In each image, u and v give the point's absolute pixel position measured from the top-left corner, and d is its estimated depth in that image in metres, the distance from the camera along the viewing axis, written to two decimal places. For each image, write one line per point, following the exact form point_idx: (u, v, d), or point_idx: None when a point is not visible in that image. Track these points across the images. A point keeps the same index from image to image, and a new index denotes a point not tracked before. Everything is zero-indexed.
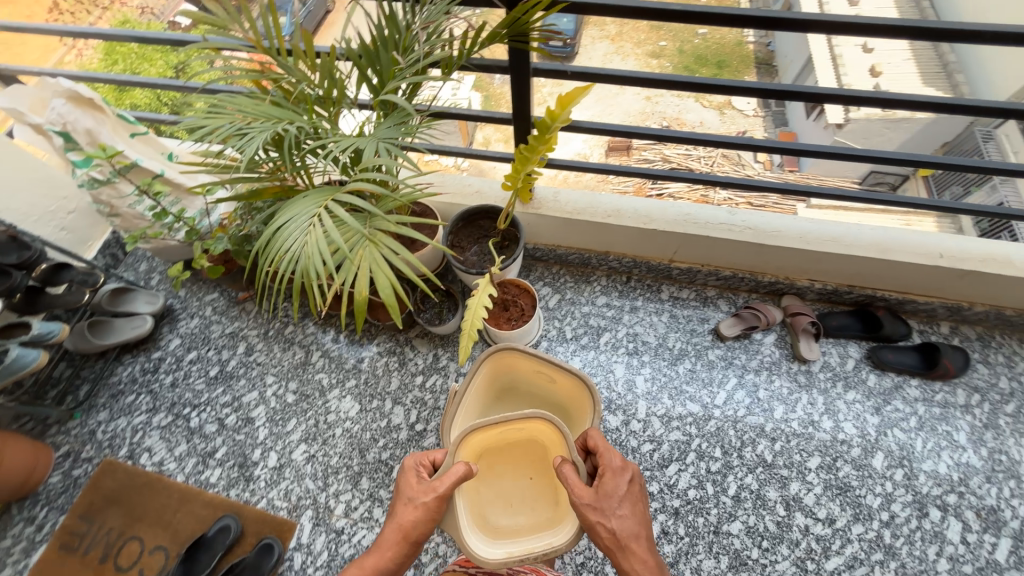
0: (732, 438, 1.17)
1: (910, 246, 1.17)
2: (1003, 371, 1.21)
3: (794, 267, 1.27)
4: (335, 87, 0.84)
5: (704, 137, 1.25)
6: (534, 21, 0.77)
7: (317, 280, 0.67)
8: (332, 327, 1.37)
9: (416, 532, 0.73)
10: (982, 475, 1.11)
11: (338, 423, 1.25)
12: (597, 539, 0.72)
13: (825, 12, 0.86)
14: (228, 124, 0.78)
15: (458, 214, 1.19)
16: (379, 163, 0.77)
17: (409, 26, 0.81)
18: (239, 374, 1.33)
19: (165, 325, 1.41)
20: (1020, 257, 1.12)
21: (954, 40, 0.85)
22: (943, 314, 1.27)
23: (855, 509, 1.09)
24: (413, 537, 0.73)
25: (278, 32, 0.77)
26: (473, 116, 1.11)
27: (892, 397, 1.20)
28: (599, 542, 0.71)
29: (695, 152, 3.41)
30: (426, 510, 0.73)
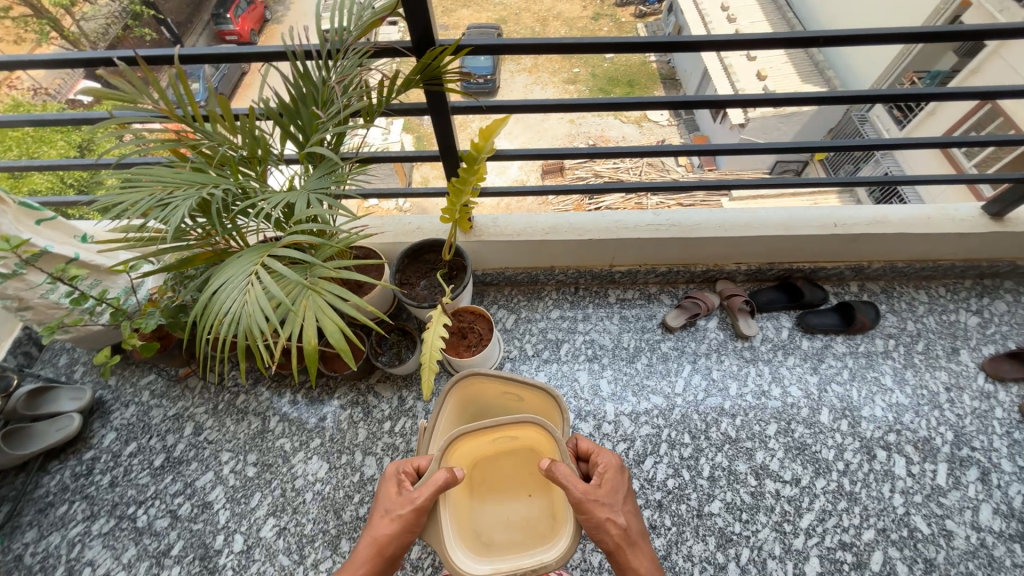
0: (698, 422, 1.24)
1: (810, 220, 1.32)
2: (908, 316, 1.37)
3: (720, 254, 1.39)
4: (259, 146, 0.85)
5: (621, 150, 1.36)
6: (445, 66, 0.83)
7: (261, 337, 0.66)
8: (287, 388, 1.31)
9: (390, 547, 0.74)
10: (911, 411, 1.23)
11: (307, 487, 1.18)
12: (607, 538, 0.75)
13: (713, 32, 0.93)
14: (149, 196, 0.75)
15: (401, 252, 1.21)
16: (313, 214, 0.77)
17: (325, 81, 0.84)
18: (190, 457, 1.23)
19: (96, 420, 1.29)
20: (894, 216, 1.31)
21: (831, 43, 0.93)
22: (850, 275, 1.43)
23: (815, 465, 1.17)
24: (386, 552, 0.74)
25: (191, 100, 0.77)
26: (403, 157, 1.14)
27: (825, 356, 1.32)
28: (608, 540, 0.74)
29: (622, 165, 3.67)
30: (399, 526, 0.74)
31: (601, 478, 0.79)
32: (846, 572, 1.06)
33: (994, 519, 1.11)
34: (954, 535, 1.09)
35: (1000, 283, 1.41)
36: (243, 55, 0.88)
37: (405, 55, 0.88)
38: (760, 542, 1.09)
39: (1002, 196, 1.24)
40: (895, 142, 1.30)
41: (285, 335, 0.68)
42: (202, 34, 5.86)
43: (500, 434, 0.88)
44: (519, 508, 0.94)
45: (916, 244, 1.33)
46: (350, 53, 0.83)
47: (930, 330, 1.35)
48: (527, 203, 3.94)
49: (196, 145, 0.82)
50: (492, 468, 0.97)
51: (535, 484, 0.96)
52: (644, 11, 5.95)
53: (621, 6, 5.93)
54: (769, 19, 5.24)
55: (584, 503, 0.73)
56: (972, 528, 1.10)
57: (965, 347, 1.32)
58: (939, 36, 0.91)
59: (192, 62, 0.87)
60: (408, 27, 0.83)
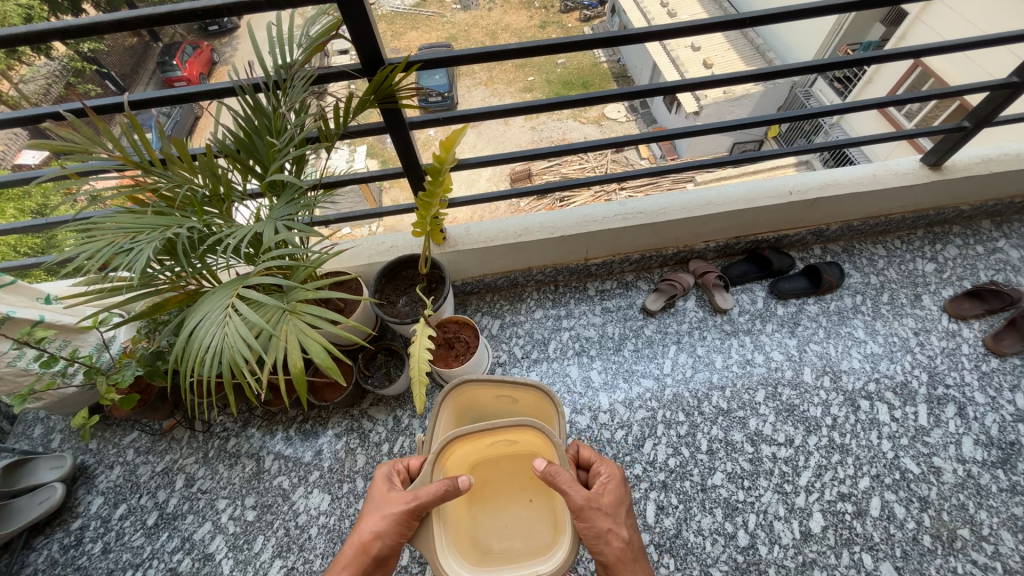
0: (689, 399, 1.26)
1: (767, 191, 1.38)
2: (870, 271, 1.44)
3: (688, 235, 1.43)
4: (221, 183, 0.86)
5: (581, 145, 1.39)
6: (397, 83, 0.84)
7: (246, 366, 0.64)
8: (278, 426, 1.29)
9: (376, 546, 0.75)
10: (886, 358, 1.29)
11: (311, 523, 1.16)
12: (608, 551, 0.75)
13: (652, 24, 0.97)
14: (111, 244, 0.74)
15: (378, 272, 1.21)
16: (281, 240, 0.77)
17: (277, 109, 0.85)
18: (185, 511, 1.19)
19: (81, 487, 1.23)
20: (843, 178, 1.38)
21: (761, 24, 0.98)
22: (812, 239, 1.50)
23: (805, 424, 1.21)
24: (371, 551, 0.75)
25: (146, 143, 0.77)
26: (366, 177, 1.14)
27: (800, 319, 1.38)
28: (609, 552, 0.75)
29: (589, 163, 3.77)
30: (385, 526, 0.75)
31: (604, 488, 0.81)
32: (849, 522, 1.10)
33: (976, 450, 1.16)
34: (942, 470, 1.14)
35: (949, 229, 1.50)
36: (192, 95, 0.88)
37: (353, 78, 0.89)
38: (764, 506, 1.12)
39: (936, 148, 1.33)
40: (838, 109, 1.36)
41: (270, 360, 0.66)
42: (149, 84, 5.73)
43: (501, 436, 0.89)
44: (519, 514, 0.95)
45: (867, 202, 1.40)
46: (299, 81, 0.84)
47: (891, 281, 1.42)
48: (502, 210, 3.99)
49: (154, 189, 0.82)
50: (492, 473, 0.97)
51: (536, 489, 0.97)
52: (589, 15, 6.15)
53: (566, 13, 6.11)
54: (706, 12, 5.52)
55: (585, 510, 0.74)
56: (958, 461, 1.15)
57: (926, 292, 1.39)
58: (858, 5, 0.97)
59: (140, 107, 0.86)
60: (354, 51, 0.84)
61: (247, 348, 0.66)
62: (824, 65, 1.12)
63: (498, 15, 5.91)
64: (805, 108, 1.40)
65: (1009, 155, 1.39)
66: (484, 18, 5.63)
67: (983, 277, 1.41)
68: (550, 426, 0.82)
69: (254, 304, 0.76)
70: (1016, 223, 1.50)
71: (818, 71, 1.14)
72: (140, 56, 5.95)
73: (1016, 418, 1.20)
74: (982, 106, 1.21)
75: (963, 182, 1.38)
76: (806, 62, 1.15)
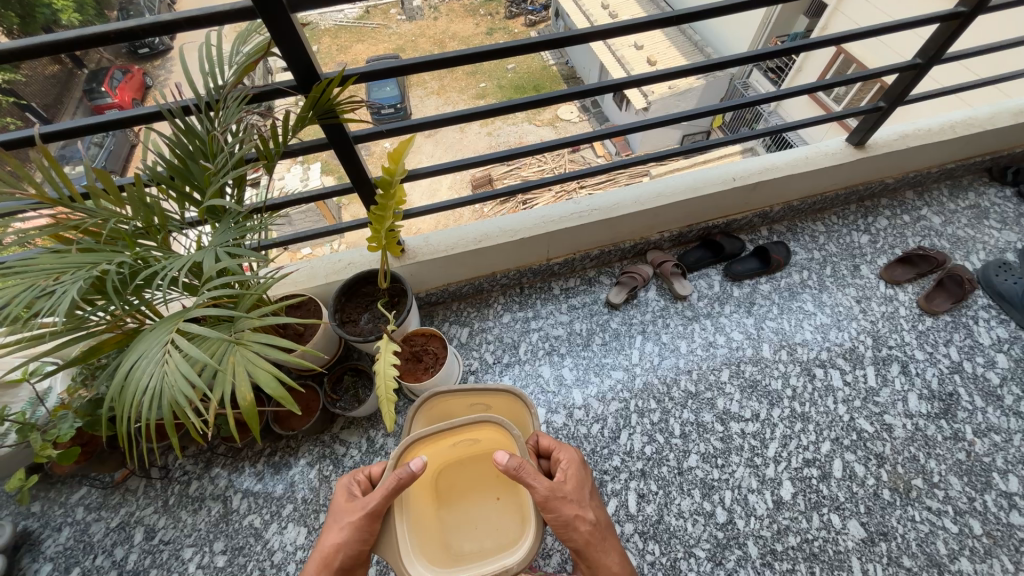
0: (659, 387, 1.30)
1: (713, 179, 1.44)
2: (813, 247, 1.53)
3: (643, 227, 1.47)
4: (154, 214, 0.81)
5: (534, 147, 1.40)
6: (335, 97, 0.82)
7: (189, 406, 0.60)
8: (245, 462, 1.22)
9: (339, 558, 0.74)
10: (834, 327, 1.38)
11: (287, 559, 1.10)
12: (577, 536, 0.77)
13: (597, 25, 0.99)
14: (31, 288, 0.68)
15: (337, 291, 1.17)
16: (223, 268, 0.73)
17: (210, 132, 0.81)
18: (147, 566, 1.11)
19: (25, 556, 1.13)
20: (780, 162, 1.46)
21: (697, 20, 1.02)
22: (758, 222, 1.58)
23: (768, 398, 1.27)
24: (334, 563, 0.74)
25: (63, 176, 0.72)
26: (315, 196, 1.11)
27: (754, 298, 1.44)
28: (578, 538, 0.77)
29: (547, 164, 3.85)
30: (345, 534, 0.75)
31: (565, 475, 0.83)
32: (816, 486, 1.15)
33: (920, 404, 1.25)
34: (893, 426, 1.22)
35: (878, 202, 1.61)
36: (114, 123, 0.83)
37: (289, 94, 0.85)
38: (738, 481, 1.16)
39: (860, 127, 1.43)
40: (774, 96, 1.43)
41: (216, 397, 0.62)
42: (76, 113, 5.38)
43: (463, 436, 0.89)
44: (488, 513, 0.94)
45: (804, 182, 1.49)
46: (231, 101, 0.79)
47: (832, 254, 1.51)
48: (466, 217, 3.98)
49: (78, 225, 0.76)
50: (458, 475, 0.97)
51: (503, 487, 0.97)
52: (534, 20, 6.26)
53: (512, 18, 6.21)
54: None
55: (550, 500, 0.75)
56: (906, 416, 1.24)
57: (864, 262, 1.49)
58: None
59: (54, 139, 0.81)
60: (287, 66, 0.81)
61: (190, 386, 0.62)
62: (757, 57, 1.18)
63: (444, 24, 5.92)
64: (742, 98, 1.47)
65: (922, 130, 1.51)
66: (432, 27, 5.77)
67: (911, 243, 1.52)
68: (509, 420, 0.83)
69: (198, 338, 0.71)
70: (935, 191, 1.63)
71: (752, 63, 1.20)
72: (63, 83, 5.56)
73: (952, 370, 1.30)
74: (894, 86, 1.30)
75: (886, 158, 1.49)
76: (742, 54, 1.21)
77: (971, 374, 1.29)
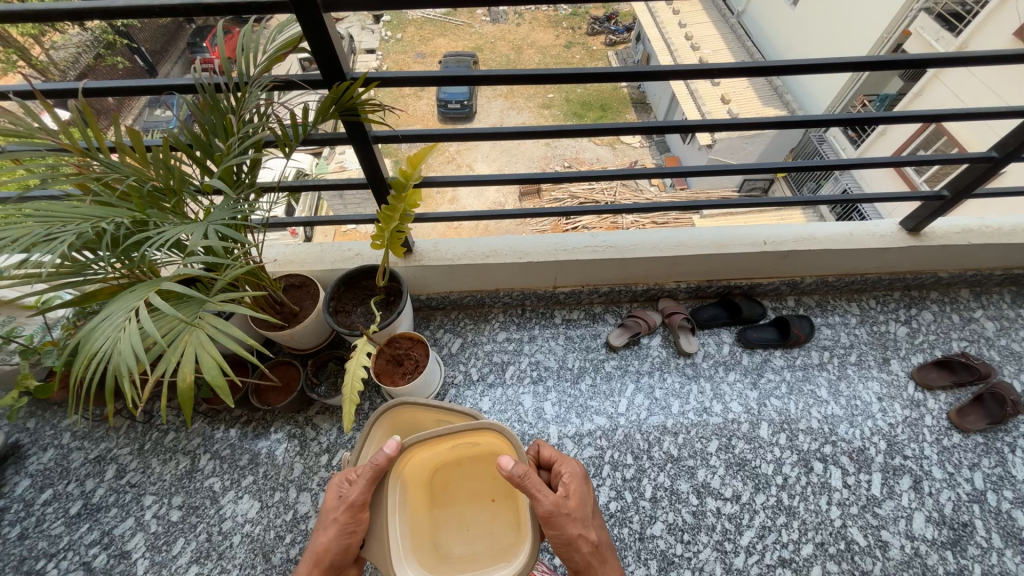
0: (640, 442, 1.23)
1: (741, 238, 1.36)
2: (841, 328, 1.42)
3: (659, 272, 1.41)
4: (174, 176, 0.83)
5: (584, 174, 1.32)
6: (358, 97, 0.84)
7: (129, 377, 0.62)
8: (220, 424, 1.26)
9: (330, 553, 0.76)
10: (846, 421, 1.26)
11: (235, 529, 1.12)
12: (579, 555, 0.77)
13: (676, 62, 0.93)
14: (39, 229, 0.72)
15: (337, 280, 1.19)
16: (208, 247, 0.75)
17: (234, 114, 0.84)
18: (110, 503, 1.16)
19: (9, 467, 1.20)
20: (820, 233, 1.37)
21: (783, 73, 0.94)
22: (786, 290, 1.48)
23: (754, 481, 1.18)
24: (325, 560, 0.77)
25: (93, 127, 0.75)
26: (331, 185, 1.14)
27: (764, 370, 1.35)
28: (579, 558, 0.77)
29: (596, 187, 3.87)
30: (331, 531, 0.77)
31: (568, 490, 0.82)
32: None
33: (926, 527, 1.13)
34: (889, 545, 1.11)
35: (927, 294, 1.47)
36: (151, 88, 0.88)
37: (307, 87, 0.87)
38: (701, 563, 1.09)
39: (916, 213, 1.31)
40: (841, 164, 1.32)
41: (157, 373, 0.65)
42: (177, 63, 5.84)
43: (459, 441, 0.88)
44: (482, 516, 0.95)
45: (841, 260, 1.38)
46: (257, 87, 0.83)
47: (861, 341, 1.39)
48: (506, 224, 4.02)
49: (99, 178, 0.80)
50: (454, 475, 0.96)
51: (499, 491, 0.97)
52: (614, 40, 6.18)
53: (592, 36, 6.22)
54: (730, 49, 5.59)
55: (556, 516, 0.74)
56: (906, 537, 1.12)
57: (895, 356, 1.37)
58: (856, 69, 0.93)
59: (99, 95, 0.87)
60: (315, 59, 0.82)
61: (137, 357, 0.65)
62: (830, 121, 1.08)
63: (525, 31, 5.97)
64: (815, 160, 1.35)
65: (990, 228, 1.37)
66: (512, 32, 5.86)
67: (955, 347, 1.38)
68: (508, 428, 0.83)
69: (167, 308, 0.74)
70: (995, 294, 1.47)
71: (823, 126, 1.10)
72: (171, 34, 6.04)
73: (972, 498, 1.16)
74: (963, 176, 1.18)
75: (941, 250, 1.36)
76: (815, 115, 1.11)
77: (993, 508, 1.15)
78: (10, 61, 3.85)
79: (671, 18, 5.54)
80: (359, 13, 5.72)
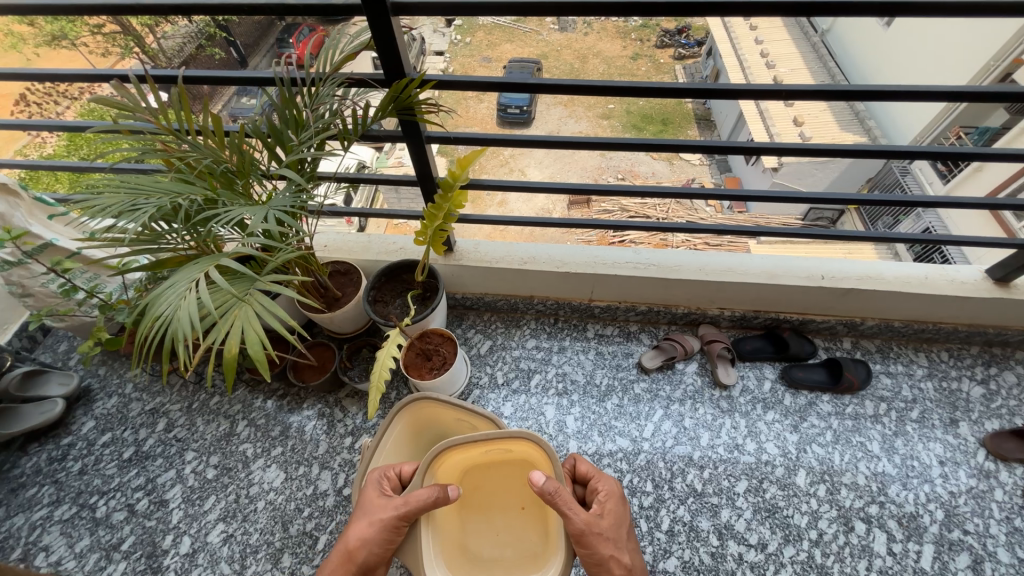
0: (663, 470, 1.18)
1: (796, 270, 1.28)
2: (904, 380, 1.29)
3: (702, 297, 1.35)
4: (245, 160, 0.90)
5: (639, 189, 1.29)
6: (415, 97, 0.87)
7: (182, 342, 0.68)
8: (260, 394, 1.34)
9: (364, 552, 0.74)
10: (898, 482, 1.15)
11: (260, 496, 1.19)
12: None
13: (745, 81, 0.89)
14: (126, 200, 0.80)
15: (379, 271, 1.24)
16: (267, 230, 0.80)
17: (304, 108, 0.89)
18: (156, 453, 1.26)
19: (80, 407, 1.35)
20: (889, 273, 1.26)
21: (862, 99, 0.87)
22: (843, 330, 1.36)
23: (785, 531, 1.10)
24: (357, 559, 0.74)
25: (186, 111, 0.84)
26: (384, 179, 1.18)
27: (808, 414, 1.25)
28: None
29: (649, 202, 3.78)
30: (372, 532, 0.74)
31: (603, 508, 0.80)
32: None
33: None
34: None
35: (1011, 353, 1.31)
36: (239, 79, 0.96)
37: (375, 86, 0.93)
38: None
39: (1005, 262, 1.17)
40: (922, 201, 1.21)
41: (207, 341, 0.71)
42: (265, 55, 6.32)
43: (492, 446, 0.88)
44: (511, 523, 0.94)
45: (911, 305, 1.26)
46: (330, 84, 0.89)
47: (927, 397, 1.26)
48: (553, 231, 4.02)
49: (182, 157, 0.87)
50: (483, 479, 0.96)
51: (528, 498, 0.95)
52: (683, 54, 6.04)
53: (661, 48, 6.08)
54: (809, 68, 5.27)
55: (586, 535, 0.74)
56: None
57: (965, 419, 1.22)
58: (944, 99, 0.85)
59: (192, 83, 0.96)
60: (381, 62, 0.88)
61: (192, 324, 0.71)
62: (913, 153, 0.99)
63: (592, 40, 5.93)
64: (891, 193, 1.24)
65: None
66: (578, 41, 5.86)
67: None
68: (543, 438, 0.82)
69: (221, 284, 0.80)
70: None
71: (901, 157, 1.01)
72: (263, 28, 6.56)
73: None
74: None
75: None
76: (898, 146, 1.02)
77: None
78: (129, 48, 4.37)
79: (747, 34, 5.32)
80: (432, 17, 5.94)
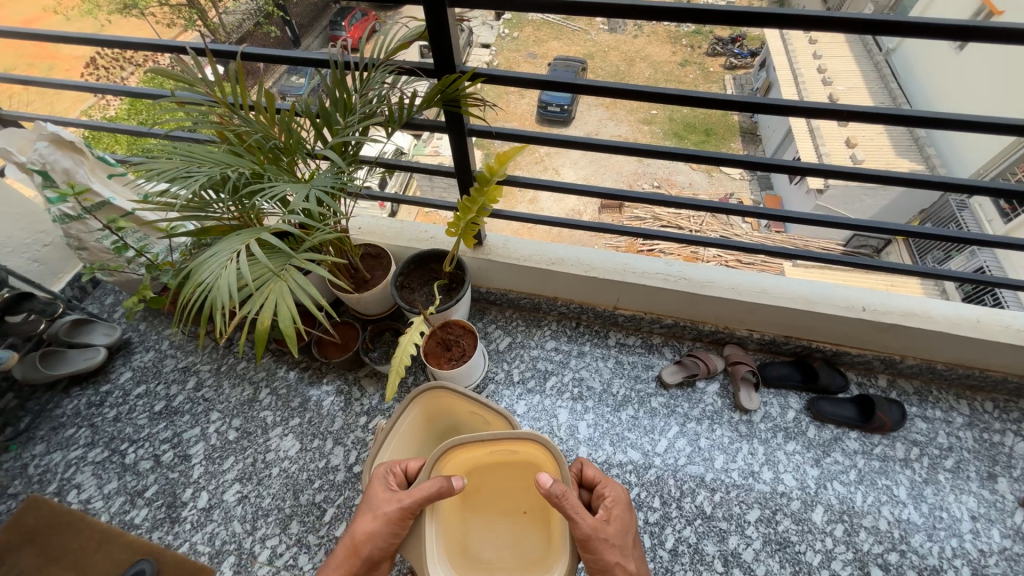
0: (672, 488, 1.16)
1: (836, 298, 1.23)
2: (941, 427, 1.22)
3: (732, 316, 1.31)
4: (293, 138, 0.93)
5: (677, 199, 1.26)
6: (462, 90, 0.88)
7: (219, 309, 0.71)
8: (284, 364, 1.39)
9: (368, 546, 0.75)
10: (923, 532, 1.09)
11: (275, 462, 1.23)
12: None
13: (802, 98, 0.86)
14: (180, 167, 0.84)
15: (409, 257, 1.26)
16: (307, 208, 0.82)
17: (353, 92, 0.91)
18: (184, 410, 1.33)
19: (120, 358, 1.43)
20: (936, 312, 1.19)
21: (926, 126, 0.82)
22: (879, 367, 1.30)
23: (794, 567, 1.06)
24: (361, 553, 0.75)
25: (242, 86, 0.87)
26: (422, 167, 1.20)
27: (832, 449, 1.20)
28: None
29: (684, 213, 3.70)
30: (376, 526, 0.76)
31: (609, 514, 0.79)
32: None
33: None
34: None
35: None
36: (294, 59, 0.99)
37: (421, 75, 0.95)
38: None
39: None
40: (981, 239, 1.14)
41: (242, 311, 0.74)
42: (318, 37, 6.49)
43: (500, 447, 0.88)
44: (513, 526, 0.95)
45: (958, 348, 1.19)
46: (381, 70, 0.91)
47: (964, 447, 1.19)
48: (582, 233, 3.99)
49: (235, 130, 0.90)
50: (488, 479, 0.96)
51: (532, 502, 0.96)
52: (734, 63, 5.85)
53: (712, 56, 5.91)
54: (869, 88, 5.01)
55: (592, 540, 0.72)
56: None
57: (1005, 475, 1.15)
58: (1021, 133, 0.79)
59: (251, 59, 0.99)
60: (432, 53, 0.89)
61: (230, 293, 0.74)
62: (977, 187, 0.93)
63: (642, 43, 5.82)
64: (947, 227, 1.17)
65: None
66: (627, 44, 5.75)
67: None
68: (552, 442, 0.82)
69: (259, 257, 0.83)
70: None
71: (964, 191, 0.95)
72: None
73: None
74: None
75: None
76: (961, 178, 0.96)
77: None
78: (193, 21, 4.58)
79: (805, 48, 5.10)
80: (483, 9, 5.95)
